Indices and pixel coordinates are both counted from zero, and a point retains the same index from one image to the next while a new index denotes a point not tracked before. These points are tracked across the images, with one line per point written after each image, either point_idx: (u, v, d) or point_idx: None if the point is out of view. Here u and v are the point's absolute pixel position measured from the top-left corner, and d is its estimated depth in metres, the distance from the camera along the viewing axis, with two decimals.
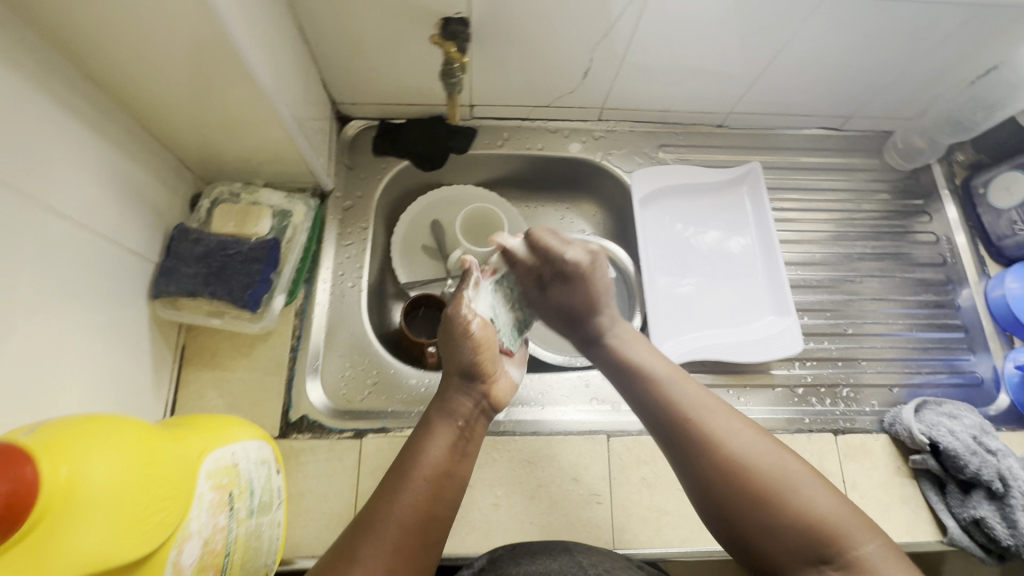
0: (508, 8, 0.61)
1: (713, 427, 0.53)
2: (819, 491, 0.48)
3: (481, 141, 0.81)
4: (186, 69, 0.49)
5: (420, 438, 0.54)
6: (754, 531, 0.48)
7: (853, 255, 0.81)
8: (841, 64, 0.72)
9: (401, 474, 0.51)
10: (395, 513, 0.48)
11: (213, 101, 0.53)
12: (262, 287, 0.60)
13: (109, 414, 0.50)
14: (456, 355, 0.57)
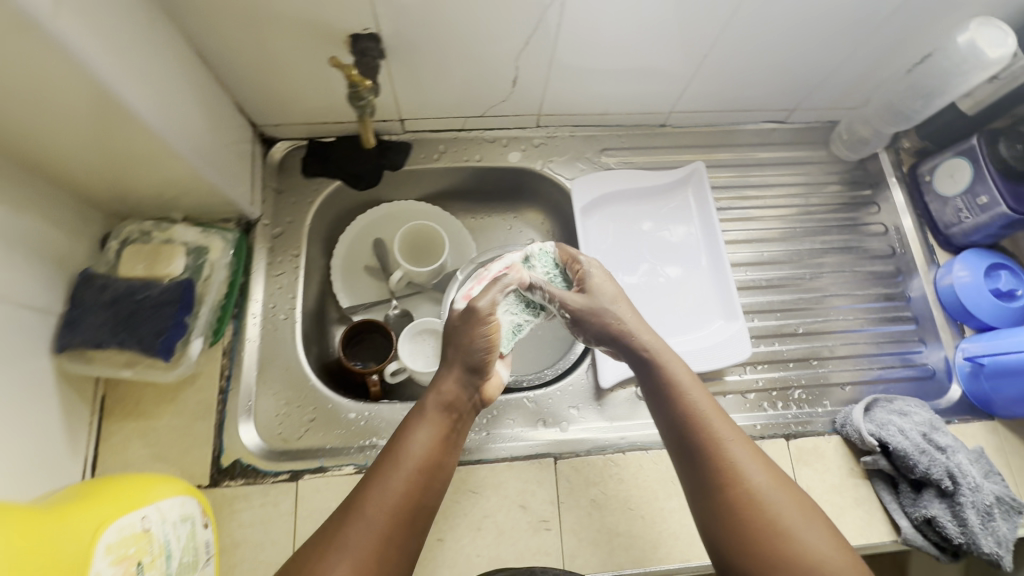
0: (420, 20, 0.58)
1: (730, 455, 0.52)
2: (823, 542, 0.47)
3: (417, 155, 0.78)
4: (60, 111, 0.45)
5: (418, 427, 0.54)
6: (738, 568, 0.48)
7: (804, 251, 0.80)
8: (776, 57, 0.70)
9: (393, 461, 0.52)
10: (383, 503, 0.49)
11: (98, 141, 0.49)
12: (178, 331, 0.56)
13: (7, 485, 0.47)
14: (465, 347, 0.58)
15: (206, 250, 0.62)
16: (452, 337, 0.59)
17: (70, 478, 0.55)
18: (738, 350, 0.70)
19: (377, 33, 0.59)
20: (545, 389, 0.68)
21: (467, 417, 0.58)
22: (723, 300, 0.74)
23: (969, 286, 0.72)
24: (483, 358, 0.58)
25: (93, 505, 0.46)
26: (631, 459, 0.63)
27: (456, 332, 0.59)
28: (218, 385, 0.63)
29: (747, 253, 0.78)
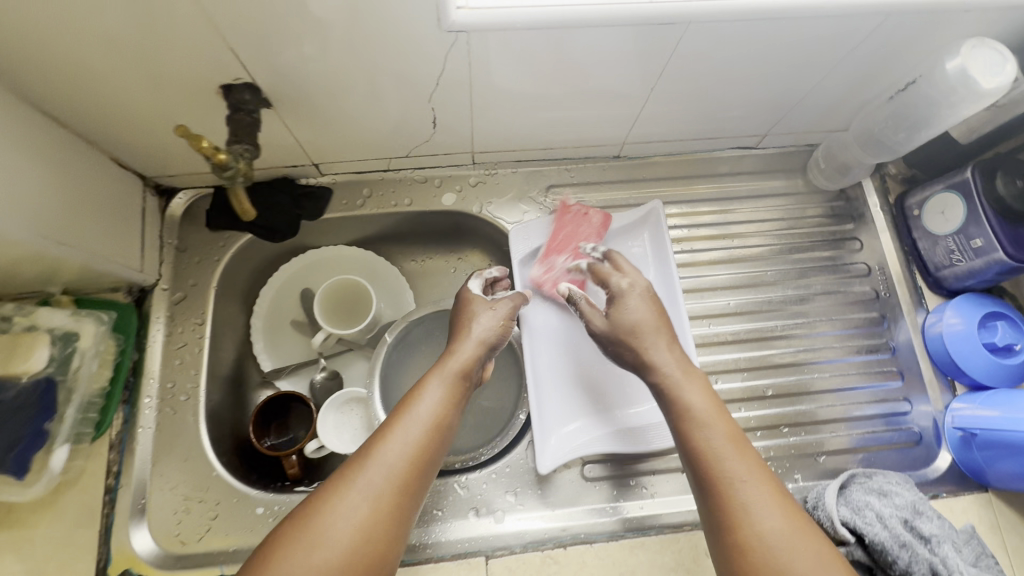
0: (302, 65, 0.49)
1: (739, 482, 0.42)
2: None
3: (338, 202, 0.70)
4: None
5: (433, 385, 0.50)
6: None
7: (776, 297, 0.71)
8: (737, 85, 0.60)
9: (409, 417, 0.47)
10: (397, 452, 0.44)
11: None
12: (39, 439, 0.49)
13: None
14: (486, 325, 0.57)
15: (77, 335, 0.54)
16: (471, 310, 0.59)
17: None
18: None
19: (254, 83, 0.50)
20: (480, 470, 0.61)
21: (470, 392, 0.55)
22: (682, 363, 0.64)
23: (960, 335, 0.64)
24: (498, 337, 0.58)
25: None
26: (573, 555, 0.56)
27: (477, 307, 0.59)
28: (104, 484, 0.56)
29: (713, 301, 0.70)
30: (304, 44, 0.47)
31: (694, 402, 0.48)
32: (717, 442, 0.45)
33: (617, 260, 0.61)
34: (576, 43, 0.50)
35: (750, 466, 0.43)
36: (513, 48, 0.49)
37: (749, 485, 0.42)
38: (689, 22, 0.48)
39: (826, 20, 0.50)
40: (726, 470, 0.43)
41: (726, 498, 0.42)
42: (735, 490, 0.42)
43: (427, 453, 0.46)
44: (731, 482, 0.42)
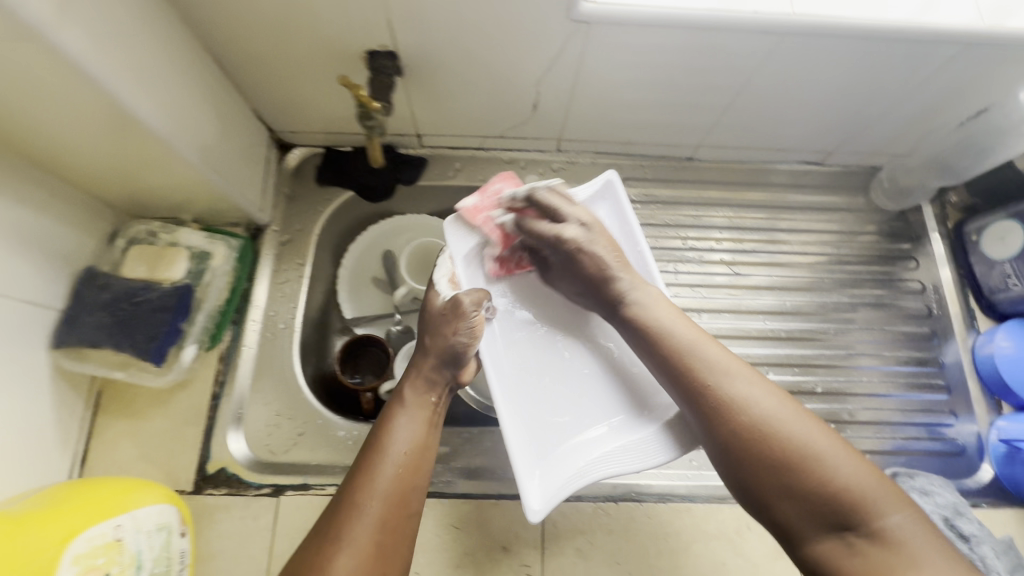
0: (437, 40, 0.56)
1: (714, 378, 0.47)
2: (841, 451, 0.42)
3: (432, 172, 0.77)
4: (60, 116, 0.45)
5: (400, 419, 0.52)
6: (759, 485, 0.43)
7: (832, 303, 0.75)
8: (812, 101, 0.66)
9: (378, 456, 0.49)
10: (384, 483, 0.47)
11: (92, 142, 0.49)
12: (172, 338, 0.57)
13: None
14: (440, 336, 0.55)
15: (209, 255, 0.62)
16: (431, 324, 0.57)
17: (59, 473, 0.56)
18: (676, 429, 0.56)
19: (394, 52, 0.57)
20: None
21: (447, 398, 0.56)
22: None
23: (1010, 358, 0.67)
24: (463, 345, 0.54)
25: (69, 510, 0.47)
26: (623, 510, 0.61)
27: (437, 318, 0.56)
28: (211, 390, 0.63)
29: (768, 300, 0.75)
30: (444, 25, 0.54)
31: (656, 313, 0.54)
32: (683, 346, 0.50)
33: (544, 201, 0.59)
34: (677, 47, 0.56)
35: (717, 361, 0.48)
36: (624, 44, 0.56)
37: (723, 377, 0.47)
38: (785, 33, 0.54)
39: (909, 45, 0.55)
40: (698, 367, 0.48)
41: (712, 393, 0.47)
42: (714, 385, 0.47)
43: (409, 478, 0.49)
44: (707, 379, 0.47)
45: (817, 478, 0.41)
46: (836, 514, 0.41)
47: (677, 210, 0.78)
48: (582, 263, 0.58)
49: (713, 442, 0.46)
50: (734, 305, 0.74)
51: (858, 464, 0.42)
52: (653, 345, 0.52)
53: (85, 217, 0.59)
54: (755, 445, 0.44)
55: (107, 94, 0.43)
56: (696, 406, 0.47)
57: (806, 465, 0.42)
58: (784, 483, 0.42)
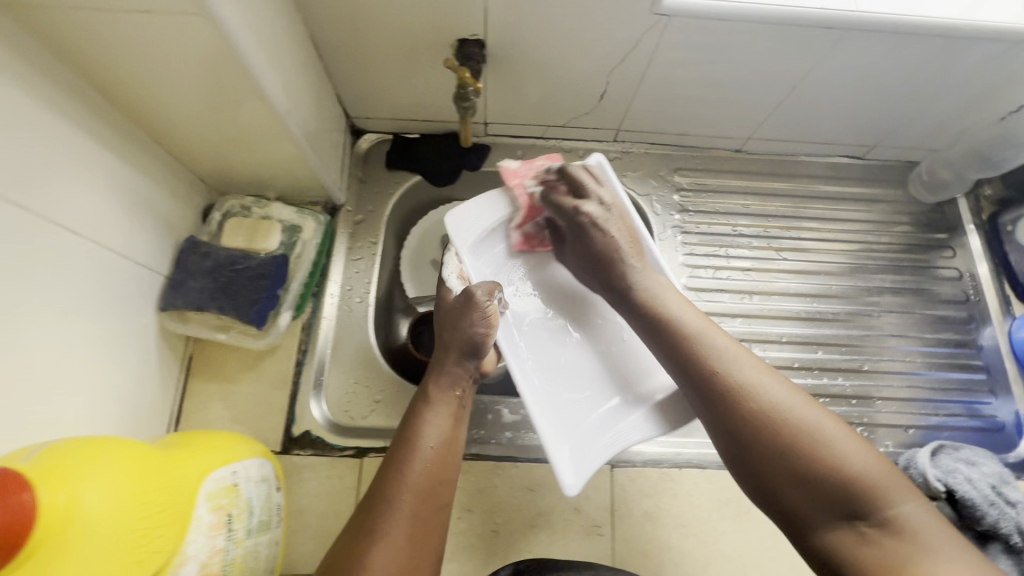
0: (523, 30, 0.61)
1: (722, 364, 0.48)
2: (848, 438, 0.43)
3: (495, 159, 0.81)
4: (188, 79, 0.48)
5: (426, 413, 0.54)
6: (771, 474, 0.44)
7: (872, 288, 0.81)
8: (859, 97, 0.71)
9: (409, 451, 0.51)
10: (415, 479, 0.49)
11: (215, 111, 0.53)
12: (269, 303, 0.60)
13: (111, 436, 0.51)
14: (460, 331, 0.57)
15: (299, 229, 0.65)
16: (448, 320, 0.59)
17: (158, 430, 0.59)
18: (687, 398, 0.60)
19: (483, 41, 0.62)
20: None
21: (470, 391, 0.58)
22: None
23: None
24: (481, 337, 0.57)
25: (189, 448, 0.48)
26: (687, 476, 0.65)
27: (453, 315, 0.59)
28: (295, 358, 0.66)
29: (817, 282, 0.81)
30: (532, 15, 0.58)
31: (666, 300, 0.56)
32: (694, 333, 0.51)
33: (574, 174, 0.63)
34: (744, 41, 0.61)
35: (726, 352, 0.49)
36: (697, 36, 0.60)
37: (730, 362, 0.48)
38: (848, 30, 0.59)
39: (960, 43, 0.60)
40: (707, 354, 0.49)
41: (719, 378, 0.47)
42: (722, 371, 0.48)
43: (440, 470, 0.51)
44: (714, 365, 0.48)
45: (824, 462, 0.42)
46: (839, 500, 0.41)
47: (727, 198, 0.83)
48: (591, 237, 0.61)
49: (718, 427, 0.47)
50: (782, 288, 0.80)
51: (865, 452, 0.43)
52: (662, 333, 0.53)
53: (184, 190, 0.63)
54: (760, 429, 0.44)
55: (248, 71, 0.47)
56: (705, 391, 0.48)
57: (812, 450, 0.43)
58: (790, 465, 0.43)
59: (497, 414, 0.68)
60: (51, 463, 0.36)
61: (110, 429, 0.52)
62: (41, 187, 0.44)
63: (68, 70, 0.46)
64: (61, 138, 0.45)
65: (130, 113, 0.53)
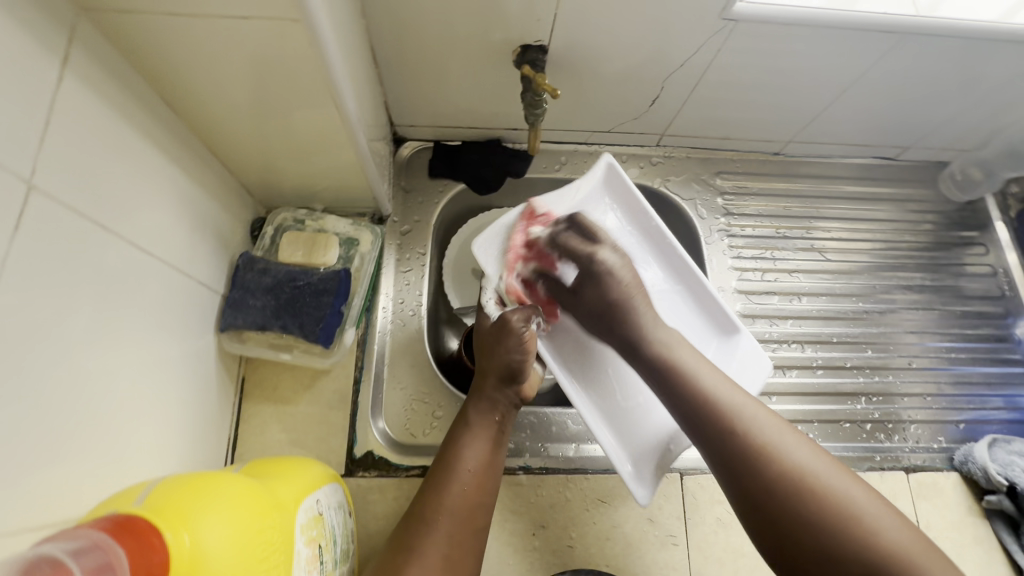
0: (585, 33, 0.60)
1: (743, 421, 0.46)
2: (873, 503, 0.41)
3: (539, 165, 0.80)
4: (262, 86, 0.46)
5: (466, 436, 0.54)
6: (793, 540, 0.41)
7: (912, 285, 0.83)
8: (903, 101, 0.73)
9: (448, 478, 0.51)
10: (453, 500, 0.49)
11: (281, 121, 0.51)
12: (333, 320, 0.58)
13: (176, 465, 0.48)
14: (499, 355, 0.56)
15: (356, 241, 0.65)
16: (485, 345, 0.58)
17: (217, 456, 0.56)
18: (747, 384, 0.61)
19: (547, 46, 0.62)
20: None
21: (510, 417, 0.57)
22: (712, 318, 0.64)
23: None
24: (518, 362, 0.56)
25: (271, 475, 0.46)
26: None
27: (489, 340, 0.58)
28: (352, 375, 0.64)
29: (860, 282, 0.82)
30: (596, 18, 0.58)
31: (680, 355, 0.52)
32: (710, 393, 0.48)
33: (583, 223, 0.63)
34: (802, 46, 0.62)
35: (741, 406, 0.47)
36: (759, 41, 0.61)
37: (748, 420, 0.46)
38: (905, 34, 0.60)
39: (1006, 46, 0.62)
40: (725, 414, 0.47)
41: (738, 440, 0.45)
42: (741, 430, 0.45)
43: (476, 495, 0.51)
44: (733, 421, 0.46)
45: (856, 531, 0.40)
46: (875, 574, 0.39)
47: (769, 200, 0.84)
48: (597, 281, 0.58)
49: (737, 491, 0.44)
50: (828, 289, 0.81)
51: (896, 520, 0.41)
52: (676, 387, 0.50)
53: (233, 202, 0.60)
54: (783, 493, 0.42)
55: (330, 77, 0.45)
56: (725, 453, 0.45)
57: (843, 519, 0.40)
58: (818, 536, 0.40)
59: (561, 425, 0.67)
60: (165, 503, 0.34)
61: (177, 456, 0.50)
62: (111, 202, 0.41)
63: (136, 77, 0.43)
64: (134, 149, 0.43)
65: (190, 123, 0.50)
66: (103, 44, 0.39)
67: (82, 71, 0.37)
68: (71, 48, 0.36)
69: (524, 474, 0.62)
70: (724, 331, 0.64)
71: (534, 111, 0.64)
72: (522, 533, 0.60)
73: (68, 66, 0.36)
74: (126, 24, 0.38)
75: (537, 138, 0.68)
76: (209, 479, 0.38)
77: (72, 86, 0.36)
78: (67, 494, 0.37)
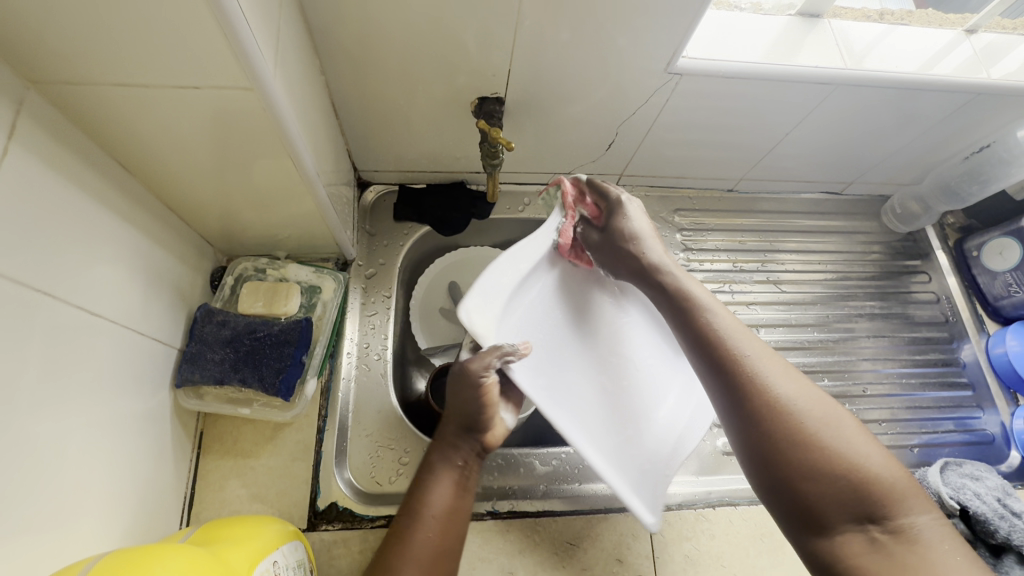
0: (540, 84, 0.63)
1: (748, 352, 0.46)
2: (865, 440, 0.41)
3: (503, 206, 0.82)
4: (215, 146, 0.46)
5: (429, 478, 0.53)
6: (787, 460, 0.41)
7: (863, 313, 0.87)
8: (844, 144, 0.78)
9: (412, 520, 0.49)
10: (415, 546, 0.48)
11: (238, 174, 0.51)
12: (294, 370, 0.59)
13: (120, 534, 0.46)
14: (456, 404, 0.55)
15: (318, 289, 0.66)
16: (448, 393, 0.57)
17: (172, 516, 0.55)
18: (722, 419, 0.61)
19: (503, 98, 0.65)
20: None
21: (476, 464, 0.56)
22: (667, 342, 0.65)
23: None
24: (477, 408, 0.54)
25: (221, 543, 0.44)
26: (721, 514, 0.65)
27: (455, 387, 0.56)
28: (316, 425, 0.63)
29: (815, 312, 0.85)
30: (547, 72, 0.61)
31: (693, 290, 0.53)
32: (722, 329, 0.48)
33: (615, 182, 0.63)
34: (743, 98, 0.66)
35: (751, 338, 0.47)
36: (705, 90, 0.64)
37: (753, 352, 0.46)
38: (837, 85, 0.64)
39: (931, 94, 0.67)
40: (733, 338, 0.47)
41: (744, 368, 0.45)
42: (747, 359, 0.46)
43: (443, 539, 0.49)
44: (739, 353, 0.46)
45: (845, 455, 0.40)
46: (853, 493, 0.39)
47: (725, 235, 0.88)
48: (619, 220, 0.59)
49: (731, 415, 0.45)
50: (785, 320, 0.84)
51: (881, 454, 0.41)
52: (684, 318, 0.51)
53: (191, 255, 0.60)
54: (781, 417, 0.42)
55: (286, 135, 0.46)
56: (724, 379, 0.46)
57: (834, 450, 0.41)
58: (812, 463, 0.40)
59: (529, 466, 0.67)
60: None
61: (128, 521, 0.48)
62: (58, 267, 0.40)
63: (87, 140, 0.43)
64: (85, 210, 0.43)
65: (144, 182, 0.50)
66: (53, 113, 0.40)
67: (30, 140, 0.37)
68: (18, 119, 0.36)
69: (492, 519, 0.62)
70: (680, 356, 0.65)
71: (491, 160, 0.66)
72: None
73: (14, 138, 0.36)
74: (77, 94, 0.39)
75: (497, 184, 0.72)
76: (147, 559, 0.36)
77: (19, 157, 0.36)
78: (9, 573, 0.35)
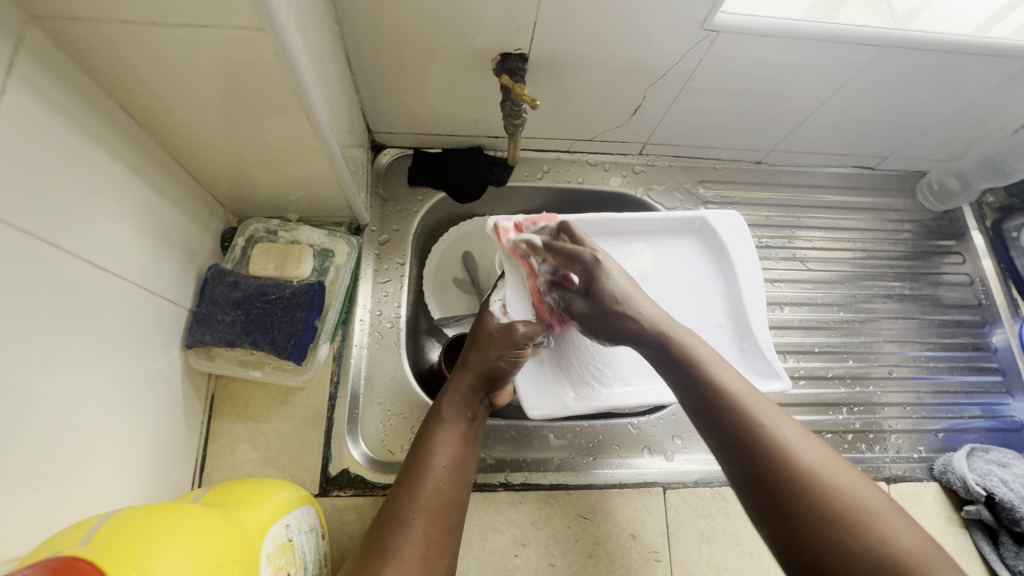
0: (567, 43, 0.60)
1: (765, 425, 0.45)
2: (889, 512, 0.40)
3: (520, 173, 0.79)
4: (223, 96, 0.44)
5: (437, 433, 0.52)
6: (800, 535, 0.40)
7: (891, 293, 0.83)
8: (883, 116, 0.74)
9: (419, 474, 0.48)
10: (424, 499, 0.47)
11: (249, 131, 0.49)
12: (306, 334, 0.58)
13: (129, 495, 0.45)
14: (484, 358, 0.56)
15: (331, 253, 0.64)
16: (475, 341, 0.57)
17: (185, 477, 0.54)
18: (780, 379, 0.65)
19: (527, 54, 0.61)
20: (649, 416, 0.70)
21: (482, 418, 0.56)
22: (722, 271, 0.71)
23: None
24: (506, 369, 0.56)
25: (235, 503, 0.44)
26: None
27: (485, 336, 0.57)
28: (328, 391, 0.62)
29: (841, 291, 0.82)
30: (575, 30, 0.58)
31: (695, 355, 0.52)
32: (739, 398, 0.47)
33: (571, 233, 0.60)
34: (781, 62, 0.62)
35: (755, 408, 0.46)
36: (741, 51, 0.60)
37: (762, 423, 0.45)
38: (885, 47, 0.60)
39: (984, 60, 0.62)
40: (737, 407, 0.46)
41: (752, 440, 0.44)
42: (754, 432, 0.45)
43: (449, 492, 0.48)
44: (753, 424, 0.45)
45: (866, 529, 0.38)
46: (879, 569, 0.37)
47: (750, 209, 0.84)
48: (601, 282, 0.57)
49: (748, 494, 0.44)
50: (811, 298, 0.81)
51: (903, 523, 0.39)
52: (689, 383, 0.50)
53: (201, 214, 0.58)
54: (794, 492, 0.41)
55: (302, 86, 0.43)
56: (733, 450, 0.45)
57: (852, 521, 0.39)
58: (832, 541, 0.38)
59: (543, 439, 0.66)
60: (111, 544, 0.32)
61: (140, 480, 0.47)
62: (64, 217, 0.39)
63: (90, 84, 0.41)
64: (90, 159, 0.41)
65: (152, 134, 0.48)
66: (55, 54, 0.37)
67: (32, 80, 0.35)
68: (17, 57, 0.34)
69: (505, 491, 0.61)
70: (735, 288, 0.70)
71: (514, 119, 0.62)
72: (505, 553, 0.58)
73: (13, 76, 0.34)
74: (77, 32, 0.36)
75: (518, 148, 0.69)
76: (158, 519, 0.35)
77: (20, 97, 0.34)
78: (23, 524, 0.35)
